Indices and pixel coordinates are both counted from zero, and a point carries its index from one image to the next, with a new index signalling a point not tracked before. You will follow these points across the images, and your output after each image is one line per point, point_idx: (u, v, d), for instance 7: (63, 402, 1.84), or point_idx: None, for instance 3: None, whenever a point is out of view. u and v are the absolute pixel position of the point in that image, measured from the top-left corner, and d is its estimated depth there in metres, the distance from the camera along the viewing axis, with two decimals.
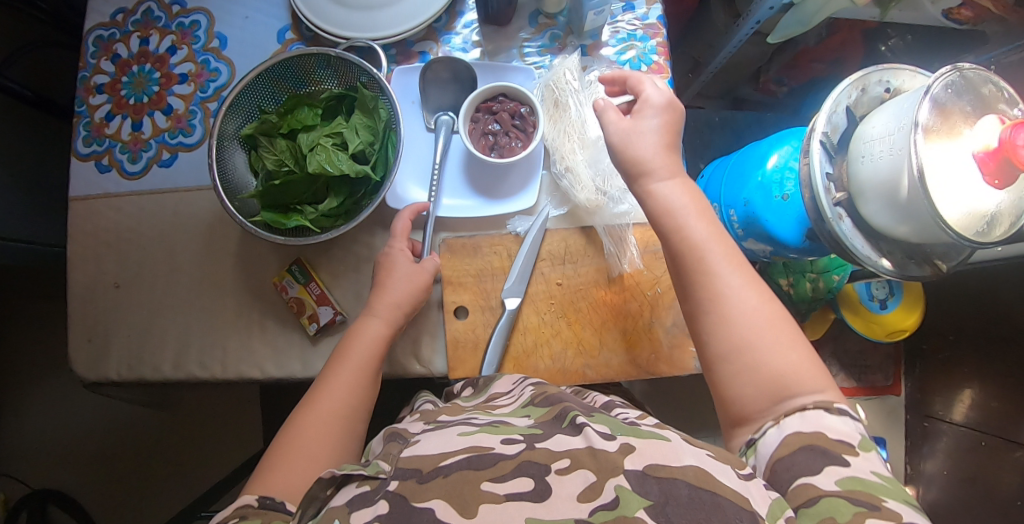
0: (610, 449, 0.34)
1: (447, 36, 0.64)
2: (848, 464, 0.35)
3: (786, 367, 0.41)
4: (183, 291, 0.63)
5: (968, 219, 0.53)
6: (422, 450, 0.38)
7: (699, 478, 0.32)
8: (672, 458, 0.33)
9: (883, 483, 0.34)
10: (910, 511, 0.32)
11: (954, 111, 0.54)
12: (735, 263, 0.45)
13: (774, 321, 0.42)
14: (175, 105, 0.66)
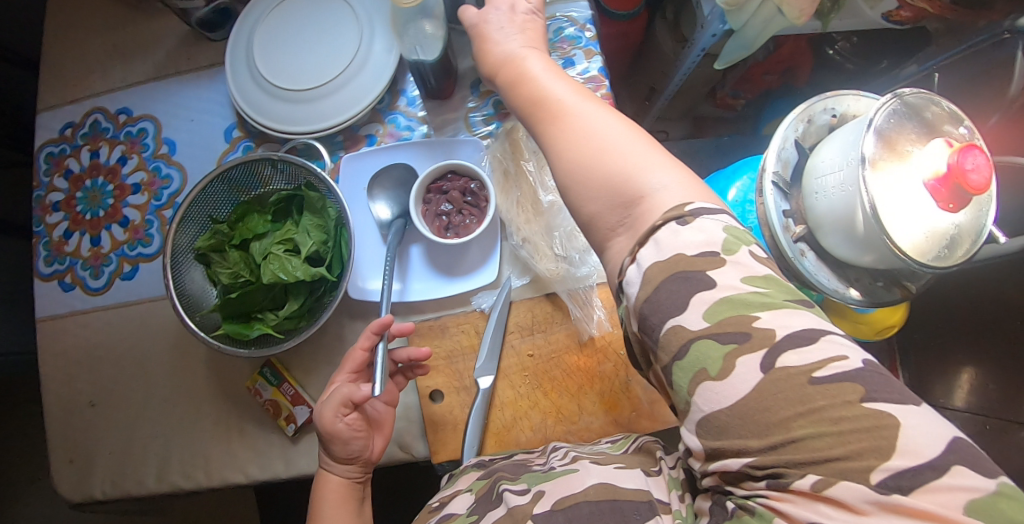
0: (521, 503, 0.39)
1: (393, 116, 0.65)
2: (715, 285, 0.30)
3: (631, 159, 0.38)
4: (159, 401, 0.63)
5: (925, 243, 0.51)
6: None
7: (598, 493, 0.37)
8: (574, 485, 0.38)
9: (760, 294, 0.30)
10: (786, 322, 0.29)
11: (901, 138, 0.52)
12: (581, 97, 0.43)
13: (623, 139, 0.39)
14: (131, 216, 0.66)
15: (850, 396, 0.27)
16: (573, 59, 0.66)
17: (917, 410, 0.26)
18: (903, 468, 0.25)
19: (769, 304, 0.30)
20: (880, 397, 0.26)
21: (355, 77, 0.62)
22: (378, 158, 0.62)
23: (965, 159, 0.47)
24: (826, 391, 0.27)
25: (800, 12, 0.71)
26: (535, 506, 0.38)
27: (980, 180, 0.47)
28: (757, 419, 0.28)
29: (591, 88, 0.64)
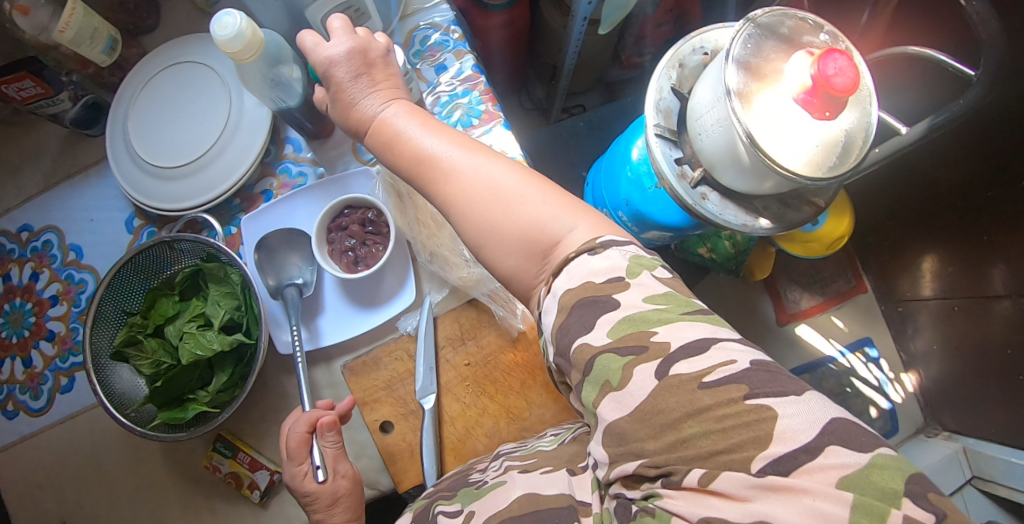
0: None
1: (283, 166, 0.65)
2: (618, 305, 0.34)
3: (540, 209, 0.41)
4: (128, 502, 0.62)
5: (819, 157, 0.48)
6: None
7: (521, 506, 0.39)
8: (499, 502, 0.41)
9: (655, 307, 0.34)
10: (678, 333, 0.32)
11: (765, 60, 0.49)
12: (476, 155, 0.44)
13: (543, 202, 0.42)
14: (56, 329, 0.65)
15: (734, 394, 0.30)
16: (444, 64, 0.65)
17: (797, 398, 0.29)
18: (780, 454, 0.27)
19: (665, 319, 0.33)
20: (760, 393, 0.30)
21: (235, 137, 0.63)
22: (277, 211, 0.62)
23: (826, 65, 0.45)
24: (714, 393, 0.30)
25: None
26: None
27: (845, 83, 0.45)
28: (654, 419, 0.31)
29: (469, 88, 0.64)
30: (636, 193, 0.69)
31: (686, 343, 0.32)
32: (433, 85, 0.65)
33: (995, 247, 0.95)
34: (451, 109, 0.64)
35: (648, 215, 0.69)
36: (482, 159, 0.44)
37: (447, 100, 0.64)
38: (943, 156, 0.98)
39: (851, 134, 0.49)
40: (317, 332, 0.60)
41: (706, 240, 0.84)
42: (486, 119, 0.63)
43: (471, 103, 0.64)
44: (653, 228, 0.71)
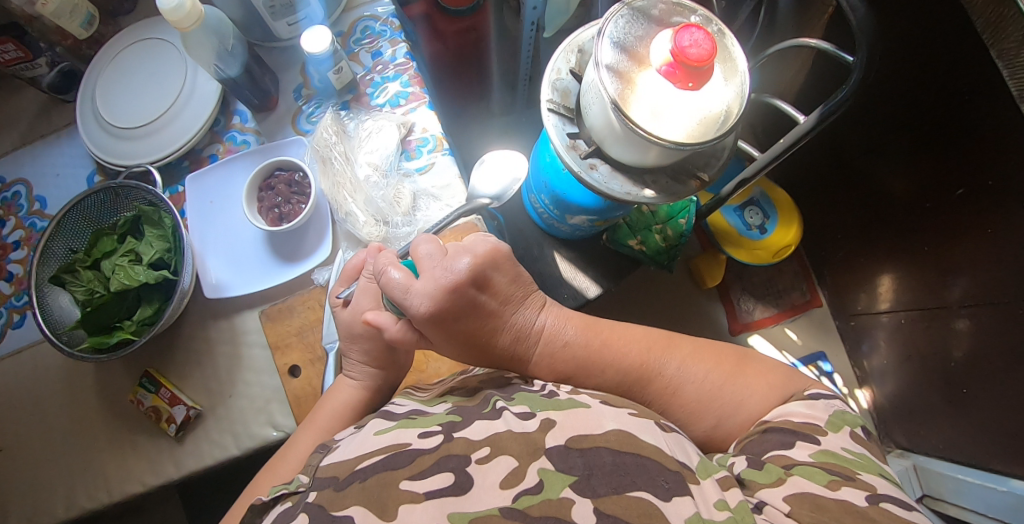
0: (529, 432, 0.42)
1: (229, 134, 0.71)
2: (821, 442, 0.44)
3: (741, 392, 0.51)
4: (59, 433, 0.67)
5: (699, 129, 0.55)
6: (340, 456, 0.43)
7: (619, 442, 0.41)
8: (594, 428, 0.42)
9: (854, 458, 0.43)
10: (879, 483, 0.41)
11: (638, 42, 0.56)
12: (679, 363, 0.52)
13: (732, 373, 0.52)
14: (15, 270, 0.72)
15: None
16: (379, 49, 0.72)
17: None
18: None
19: (861, 468, 0.42)
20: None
21: (186, 106, 0.69)
22: (216, 172, 0.68)
23: (682, 38, 0.51)
24: None
25: None
26: (548, 440, 0.41)
27: (699, 53, 0.52)
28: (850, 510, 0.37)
29: (400, 72, 0.70)
30: (552, 176, 0.73)
31: (876, 490, 0.40)
32: (368, 69, 0.71)
33: (939, 259, 0.92)
34: (381, 90, 0.70)
35: (566, 196, 0.73)
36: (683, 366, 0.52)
37: (379, 82, 0.70)
38: (894, 166, 0.95)
39: (726, 109, 0.56)
40: (240, 280, 0.64)
41: (636, 232, 0.85)
42: (412, 99, 0.69)
43: (400, 85, 0.70)
44: (574, 211, 0.75)
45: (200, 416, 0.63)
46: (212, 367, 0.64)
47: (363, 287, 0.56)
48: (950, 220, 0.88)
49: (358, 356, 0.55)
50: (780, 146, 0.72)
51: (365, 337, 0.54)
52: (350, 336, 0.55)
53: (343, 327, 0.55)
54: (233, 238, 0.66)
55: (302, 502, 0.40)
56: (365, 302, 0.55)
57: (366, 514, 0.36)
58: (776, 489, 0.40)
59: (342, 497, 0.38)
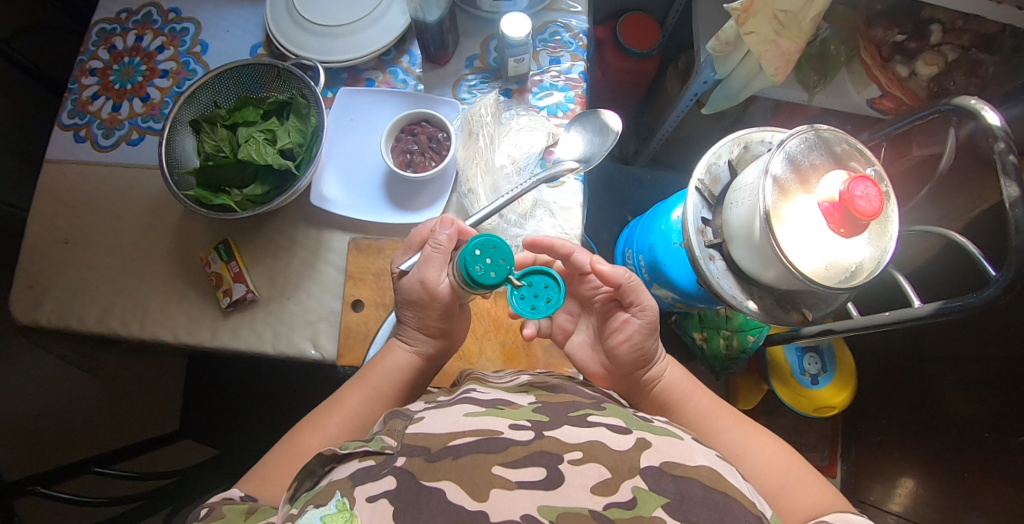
0: (625, 450, 0.38)
1: (393, 69, 0.73)
2: None
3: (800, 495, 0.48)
4: (123, 254, 0.69)
5: (825, 271, 0.54)
6: (426, 428, 0.41)
7: (713, 479, 0.36)
8: (688, 458, 0.37)
9: None
10: None
11: (810, 167, 0.56)
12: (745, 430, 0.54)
13: (794, 466, 0.51)
14: (152, 95, 0.75)
15: None
16: (559, 58, 0.73)
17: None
18: None
19: None
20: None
21: (369, 27, 0.72)
22: (369, 96, 0.70)
23: (856, 187, 0.51)
24: None
25: (776, 70, 0.75)
26: (641, 459, 0.37)
27: (866, 207, 0.51)
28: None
29: (568, 87, 0.72)
30: (660, 243, 0.74)
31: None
32: (542, 70, 0.73)
33: (972, 491, 0.94)
34: (545, 95, 0.72)
35: (663, 267, 0.73)
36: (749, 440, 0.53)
37: (546, 87, 0.72)
38: (967, 388, 0.98)
39: (859, 264, 0.55)
40: (347, 201, 0.67)
41: (703, 327, 0.89)
42: (569, 116, 0.71)
43: (564, 98, 0.72)
44: (662, 283, 0.75)
45: (253, 302, 0.65)
46: (285, 264, 0.67)
47: (426, 255, 0.53)
48: (1010, 466, 0.90)
49: (414, 323, 0.55)
50: (881, 318, 0.70)
51: (418, 303, 0.53)
52: (408, 301, 0.54)
53: (405, 295, 0.54)
54: (358, 162, 0.68)
55: (388, 465, 0.38)
56: (428, 271, 0.52)
57: (458, 491, 0.35)
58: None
59: (433, 470, 0.36)
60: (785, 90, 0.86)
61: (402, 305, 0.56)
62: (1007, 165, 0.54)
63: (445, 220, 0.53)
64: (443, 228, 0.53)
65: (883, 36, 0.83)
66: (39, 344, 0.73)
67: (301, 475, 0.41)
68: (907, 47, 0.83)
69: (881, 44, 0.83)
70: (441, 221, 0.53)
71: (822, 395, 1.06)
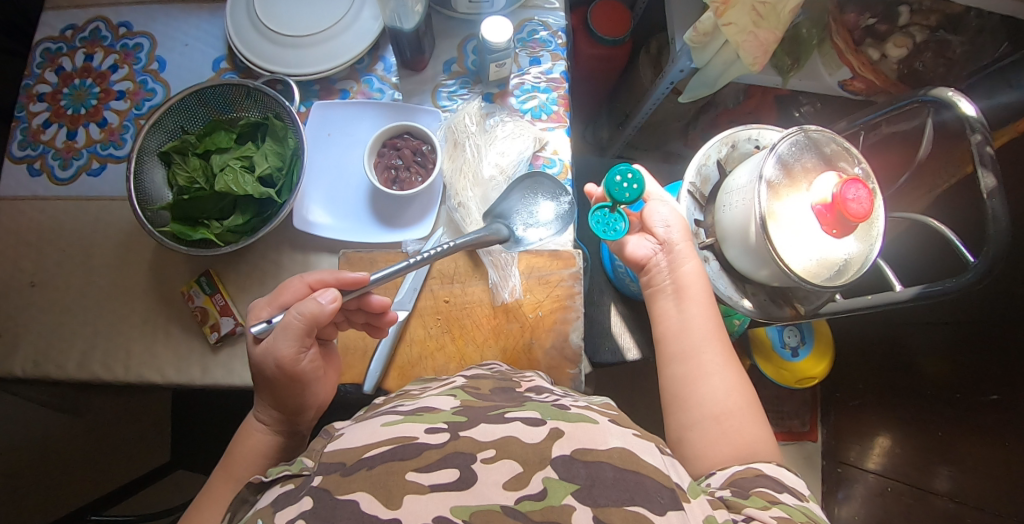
0: (536, 441, 0.36)
1: (368, 77, 0.71)
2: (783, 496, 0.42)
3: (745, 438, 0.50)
4: (96, 293, 0.66)
5: (815, 268, 0.56)
6: (346, 443, 0.38)
7: (624, 460, 0.35)
8: (598, 442, 0.36)
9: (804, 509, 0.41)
10: None
11: (800, 169, 0.58)
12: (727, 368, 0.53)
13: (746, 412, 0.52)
14: (110, 119, 0.70)
15: None
16: (540, 58, 0.71)
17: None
18: None
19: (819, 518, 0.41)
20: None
21: (338, 36, 0.68)
22: (346, 109, 0.67)
23: (847, 191, 0.52)
24: None
25: (754, 59, 0.75)
26: (553, 448, 0.36)
27: (859, 210, 0.52)
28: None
29: (550, 88, 0.70)
30: None
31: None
32: (522, 71, 0.71)
33: (944, 449, 0.98)
34: (527, 98, 0.70)
35: None
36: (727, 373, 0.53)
37: (527, 89, 0.71)
38: (937, 350, 1.02)
39: (848, 258, 0.57)
40: (334, 222, 0.65)
41: None
42: (554, 118, 0.70)
43: (547, 100, 0.70)
44: None
45: (242, 334, 0.63)
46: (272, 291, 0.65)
47: (287, 323, 0.50)
48: (969, 422, 0.95)
49: (268, 399, 0.52)
50: (863, 301, 0.71)
51: (275, 382, 0.51)
52: (262, 377, 0.51)
53: (257, 366, 0.51)
54: (340, 179, 0.66)
55: (305, 486, 0.35)
56: (282, 349, 0.50)
57: (371, 501, 0.32)
58: (765, 510, 0.39)
59: (349, 482, 0.34)
60: (759, 76, 0.85)
61: (257, 381, 0.53)
62: (984, 156, 0.55)
63: (327, 292, 0.49)
64: (321, 301, 0.49)
65: (856, 20, 0.83)
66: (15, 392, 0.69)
67: (235, 506, 0.39)
68: (878, 30, 0.83)
69: (854, 29, 0.83)
70: (321, 294, 0.49)
71: (801, 367, 1.09)
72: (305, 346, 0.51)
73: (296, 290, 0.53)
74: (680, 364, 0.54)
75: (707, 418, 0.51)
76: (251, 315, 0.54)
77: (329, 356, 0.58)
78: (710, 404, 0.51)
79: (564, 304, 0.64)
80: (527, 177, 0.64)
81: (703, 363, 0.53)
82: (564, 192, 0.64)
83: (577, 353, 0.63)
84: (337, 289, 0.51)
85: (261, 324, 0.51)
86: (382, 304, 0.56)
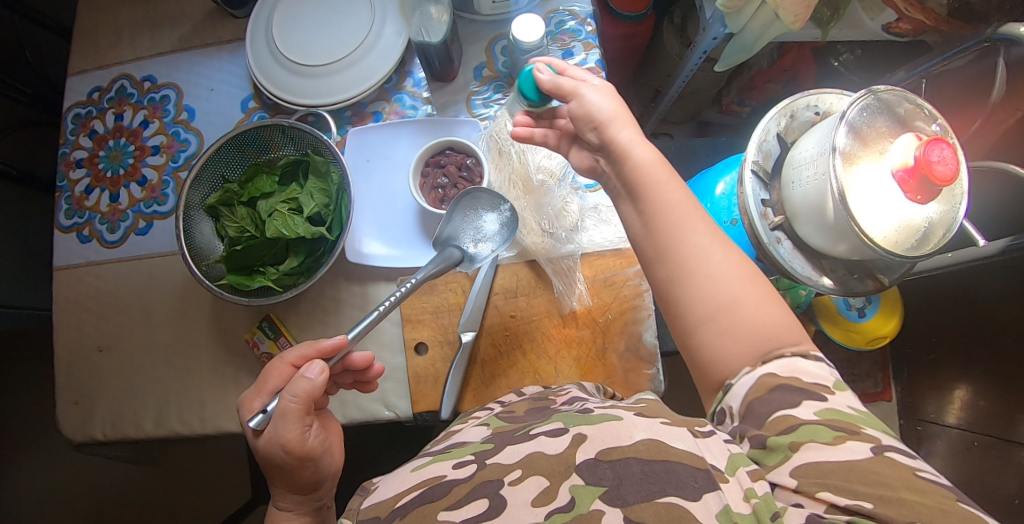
0: (560, 451, 0.35)
1: (399, 96, 0.68)
2: (802, 405, 0.35)
3: (765, 318, 0.40)
4: (162, 350, 0.66)
5: (900, 237, 0.52)
6: (379, 496, 0.39)
7: (652, 451, 0.32)
8: (623, 438, 0.34)
9: (832, 417, 0.34)
10: (885, 438, 0.34)
11: (875, 134, 0.54)
12: (716, 244, 0.42)
13: (761, 296, 0.41)
14: (149, 175, 0.70)
15: None
16: (572, 49, 0.68)
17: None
18: None
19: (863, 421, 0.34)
20: (969, 505, 0.30)
21: (364, 58, 0.66)
22: (382, 132, 0.65)
23: (932, 152, 0.48)
24: None
25: (795, 17, 0.71)
26: (577, 454, 0.34)
27: (945, 172, 0.48)
28: (866, 475, 0.30)
29: None
30: None
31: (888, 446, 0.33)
32: None
33: None
34: None
35: None
36: (720, 253, 0.42)
37: None
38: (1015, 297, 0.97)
39: (933, 223, 0.53)
40: (386, 251, 0.63)
41: None
42: None
43: None
44: None
45: None
46: (335, 327, 0.64)
47: (282, 408, 0.48)
48: None
49: (281, 486, 0.50)
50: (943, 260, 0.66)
51: (286, 467, 0.48)
52: (273, 466, 0.48)
53: (262, 456, 0.48)
54: (385, 206, 0.65)
55: None
56: (287, 433, 0.47)
57: None
58: (783, 467, 0.32)
59: None
60: (799, 32, 0.80)
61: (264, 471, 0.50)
62: None
63: (312, 366, 0.48)
64: (311, 376, 0.48)
65: None
66: (98, 454, 0.70)
67: None
68: None
69: None
70: (307, 369, 0.48)
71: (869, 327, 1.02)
72: (308, 426, 0.49)
73: (281, 373, 0.51)
74: (659, 265, 0.43)
75: (693, 323, 0.41)
76: (243, 413, 0.51)
77: (328, 421, 0.55)
78: (701, 304, 0.41)
79: (633, 303, 0.62)
80: (465, 196, 0.60)
81: (683, 255, 0.42)
82: (503, 202, 0.61)
83: (653, 352, 0.60)
84: (320, 360, 0.50)
85: (257, 415, 0.48)
86: (366, 359, 0.53)
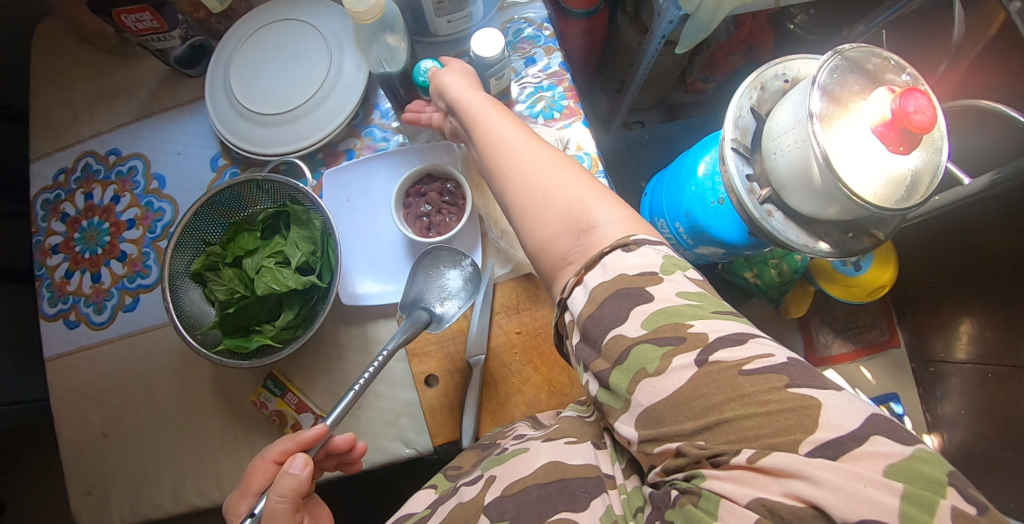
0: (473, 495, 0.41)
1: (369, 130, 0.68)
2: (650, 306, 0.34)
3: (578, 194, 0.41)
4: (169, 424, 0.64)
5: (889, 191, 0.52)
6: None
7: (548, 474, 0.39)
8: (525, 468, 0.40)
9: (680, 318, 0.34)
10: (716, 325, 0.33)
11: (847, 93, 0.53)
12: (532, 144, 0.45)
13: (557, 166, 0.43)
14: (128, 250, 0.68)
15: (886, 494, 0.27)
16: (534, 56, 0.68)
17: (837, 393, 0.30)
18: None
19: (700, 314, 0.34)
20: (804, 384, 0.30)
21: (328, 98, 0.65)
22: (359, 169, 0.65)
23: (909, 102, 0.48)
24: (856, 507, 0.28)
25: None
26: (487, 495, 0.40)
27: (924, 120, 0.48)
28: (692, 406, 0.32)
29: (554, 84, 0.67)
30: (697, 205, 0.71)
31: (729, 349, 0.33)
32: (520, 75, 0.67)
33: None
34: (535, 101, 0.66)
35: (706, 229, 0.71)
36: (536, 153, 0.44)
37: (532, 92, 0.67)
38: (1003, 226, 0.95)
39: (921, 172, 0.52)
40: (381, 288, 0.62)
41: (752, 265, 0.88)
42: (568, 113, 0.66)
43: (554, 98, 0.67)
44: (708, 244, 0.73)
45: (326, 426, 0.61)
46: (341, 373, 0.63)
47: (270, 510, 0.41)
48: None
49: None
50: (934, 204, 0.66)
51: None
52: None
53: None
54: (372, 242, 0.64)
55: None
56: None
57: None
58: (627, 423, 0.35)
59: None
60: (753, 3, 0.81)
61: None
62: None
63: (296, 459, 0.43)
64: (296, 471, 0.42)
65: None
66: None
67: None
68: None
69: None
70: (291, 462, 0.42)
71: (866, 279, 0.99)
72: None
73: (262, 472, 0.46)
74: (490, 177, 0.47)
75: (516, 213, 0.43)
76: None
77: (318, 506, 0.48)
78: (514, 198, 0.43)
79: None
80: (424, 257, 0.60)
81: (499, 159, 0.45)
82: (463, 256, 0.61)
83: None
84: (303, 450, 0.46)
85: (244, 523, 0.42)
86: (347, 440, 0.51)
